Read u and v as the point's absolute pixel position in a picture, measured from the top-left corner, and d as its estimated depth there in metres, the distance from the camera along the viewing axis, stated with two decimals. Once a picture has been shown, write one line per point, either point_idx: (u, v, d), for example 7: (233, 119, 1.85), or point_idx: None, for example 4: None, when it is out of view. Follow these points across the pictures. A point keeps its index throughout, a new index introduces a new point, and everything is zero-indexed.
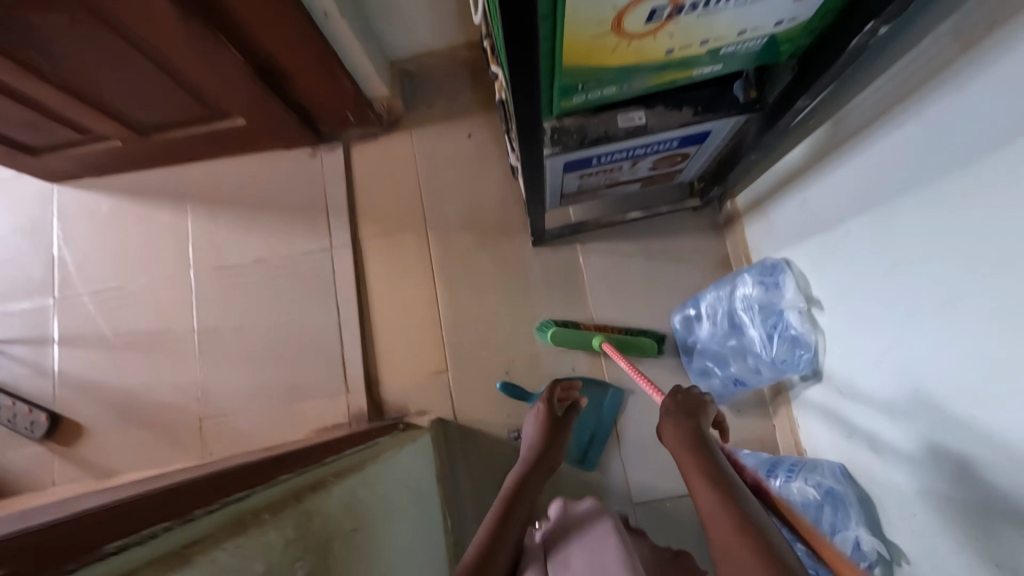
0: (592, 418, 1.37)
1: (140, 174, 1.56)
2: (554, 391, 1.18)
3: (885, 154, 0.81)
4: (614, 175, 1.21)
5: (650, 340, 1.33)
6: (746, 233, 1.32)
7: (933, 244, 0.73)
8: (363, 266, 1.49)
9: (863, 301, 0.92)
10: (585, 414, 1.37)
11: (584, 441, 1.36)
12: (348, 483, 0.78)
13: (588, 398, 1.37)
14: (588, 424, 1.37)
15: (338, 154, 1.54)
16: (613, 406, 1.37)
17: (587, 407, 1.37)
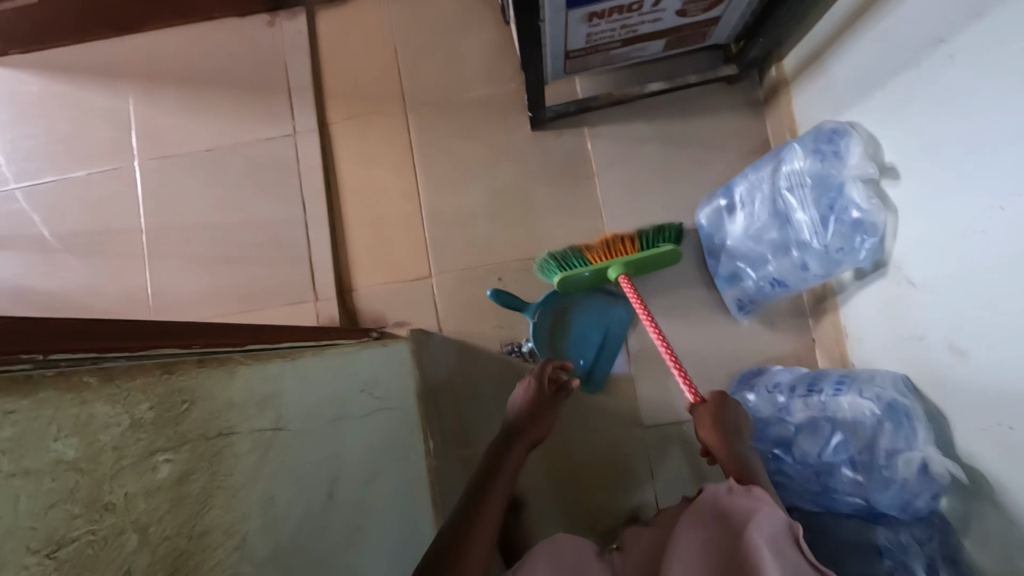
0: (598, 332, 1.17)
1: (70, 47, 1.33)
2: (551, 365, 1.02)
3: (914, 24, 0.73)
4: (633, 19, 0.95)
5: (673, 248, 0.99)
6: (793, 103, 1.07)
7: (984, 94, 0.63)
8: (332, 155, 1.27)
9: (935, 174, 0.74)
10: (590, 328, 1.17)
11: (589, 358, 1.17)
12: (270, 369, 0.59)
13: (593, 309, 1.17)
14: (594, 340, 1.17)
15: (299, 22, 1.29)
16: (622, 318, 1.17)
17: (593, 319, 1.17)
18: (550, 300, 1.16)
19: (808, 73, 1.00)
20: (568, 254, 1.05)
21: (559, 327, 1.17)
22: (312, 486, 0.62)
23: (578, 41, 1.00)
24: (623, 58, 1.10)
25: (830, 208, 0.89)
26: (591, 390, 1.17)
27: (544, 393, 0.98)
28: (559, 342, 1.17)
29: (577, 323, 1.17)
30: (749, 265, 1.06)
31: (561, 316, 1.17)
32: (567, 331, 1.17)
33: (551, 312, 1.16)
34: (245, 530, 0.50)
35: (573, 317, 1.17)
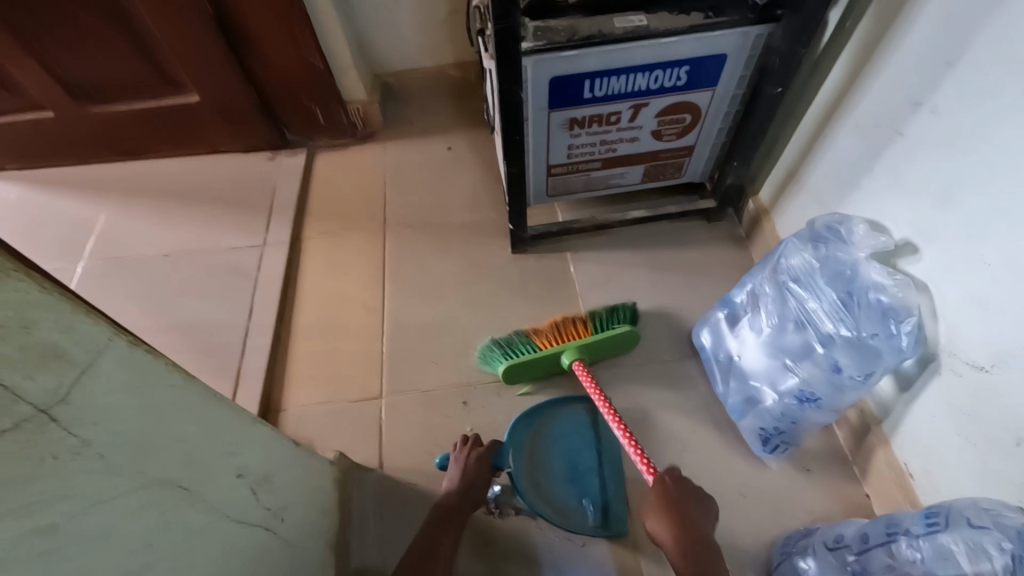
0: (590, 455, 0.91)
1: (70, 167, 1.37)
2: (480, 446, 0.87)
3: (887, 103, 0.75)
4: (612, 135, 1.00)
5: (624, 330, 0.94)
6: (777, 228, 1.06)
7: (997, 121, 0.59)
8: (298, 266, 1.19)
9: (963, 226, 0.65)
10: (577, 451, 0.91)
11: (597, 492, 0.88)
12: (89, 323, 0.37)
13: (572, 427, 0.93)
14: (589, 465, 0.90)
15: (299, 158, 1.36)
16: (610, 427, 0.93)
17: (575, 440, 0.92)
18: (519, 440, 0.90)
19: (787, 193, 1.01)
20: (515, 340, 0.98)
21: (542, 469, 0.89)
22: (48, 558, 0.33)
23: (559, 154, 1.02)
24: (604, 183, 1.12)
25: (848, 291, 0.76)
26: (620, 534, 0.85)
27: (489, 467, 0.85)
28: (551, 488, 0.88)
29: (559, 452, 0.91)
30: (766, 384, 0.86)
31: (537, 455, 0.90)
32: (554, 469, 0.89)
33: (526, 454, 0.89)
34: None
35: (552, 447, 0.91)
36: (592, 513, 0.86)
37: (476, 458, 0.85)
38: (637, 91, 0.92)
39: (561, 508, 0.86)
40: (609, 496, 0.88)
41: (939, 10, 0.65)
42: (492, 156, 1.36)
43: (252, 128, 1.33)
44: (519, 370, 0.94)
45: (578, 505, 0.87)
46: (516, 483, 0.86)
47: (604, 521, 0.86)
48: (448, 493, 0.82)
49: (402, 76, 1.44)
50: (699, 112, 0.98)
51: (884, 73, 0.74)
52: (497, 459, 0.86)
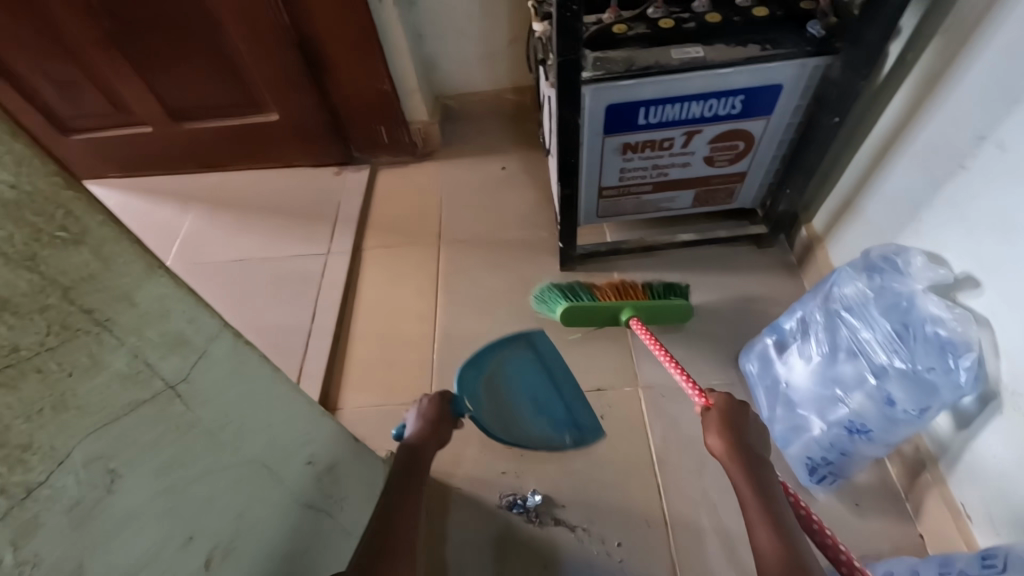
0: (546, 379, 0.87)
1: (162, 177, 1.52)
2: (436, 395, 0.74)
3: (949, 135, 0.74)
4: (665, 160, 1.03)
5: (683, 303, 1.01)
6: (831, 256, 1.05)
7: None
8: (358, 275, 1.26)
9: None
10: (532, 379, 0.86)
11: (563, 412, 0.86)
12: (206, 315, 0.43)
13: (517, 359, 0.86)
14: (549, 390, 0.86)
15: (363, 174, 1.46)
16: (553, 349, 0.88)
17: (526, 369, 0.86)
18: (471, 388, 0.79)
19: (842, 221, 1.01)
20: (576, 287, 1.05)
21: (506, 408, 0.81)
22: (168, 515, 0.39)
23: (612, 176, 1.06)
24: (654, 206, 1.15)
25: (904, 322, 0.75)
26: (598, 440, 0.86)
27: (445, 415, 0.73)
28: (520, 424, 0.82)
29: (513, 384, 0.84)
30: (814, 413, 0.85)
31: (496, 396, 0.81)
32: (515, 403, 0.83)
33: (483, 399, 0.79)
34: (28, 478, 0.28)
35: (505, 383, 0.83)
36: (566, 433, 0.85)
37: (431, 404, 0.73)
38: (691, 118, 0.94)
39: (535, 437, 0.82)
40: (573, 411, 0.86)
41: (1004, 47, 0.65)
42: (543, 177, 1.41)
43: (323, 145, 1.43)
44: (581, 314, 1.02)
45: (550, 429, 0.84)
46: (487, 431, 0.77)
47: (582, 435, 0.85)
48: (408, 441, 0.68)
49: (462, 99, 1.52)
50: (753, 140, 1.00)
51: (946, 105, 0.74)
52: (455, 407, 0.75)
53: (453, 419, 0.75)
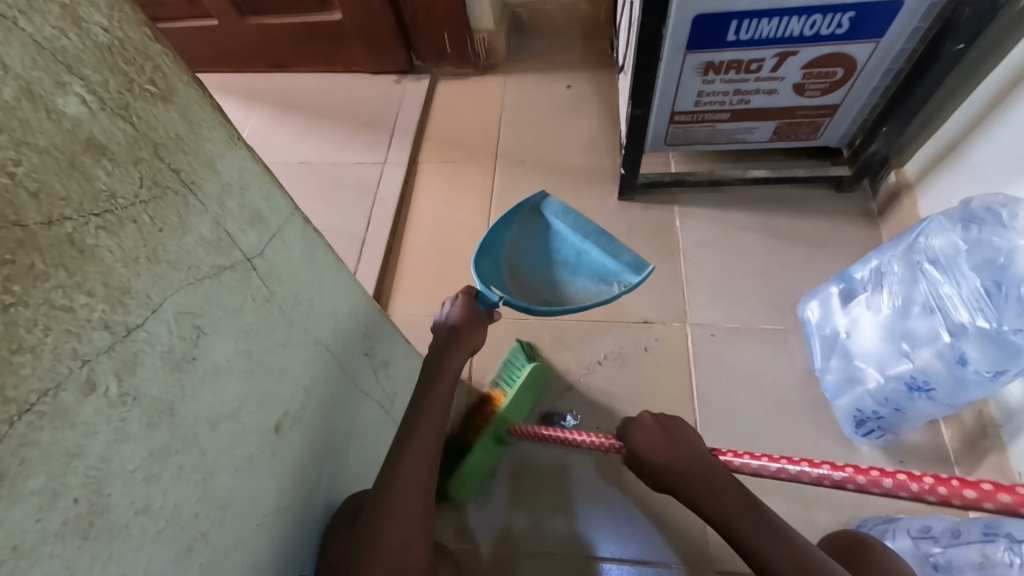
0: (567, 237, 0.81)
1: (227, 74, 1.53)
2: (463, 294, 0.73)
3: None
4: (749, 85, 0.94)
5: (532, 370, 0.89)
6: (919, 205, 0.96)
7: None
8: (413, 187, 1.26)
9: None
10: (553, 247, 0.82)
11: (601, 260, 0.79)
12: (280, 195, 0.44)
13: (529, 235, 0.82)
14: (572, 247, 0.81)
15: (424, 84, 1.41)
16: (563, 208, 0.82)
17: (541, 241, 0.82)
18: (494, 276, 0.77)
19: (940, 167, 0.91)
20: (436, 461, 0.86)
21: (538, 287, 0.80)
22: (243, 377, 0.41)
23: (687, 100, 0.98)
24: (728, 137, 1.07)
25: (996, 279, 0.69)
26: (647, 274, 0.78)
27: (476, 312, 0.73)
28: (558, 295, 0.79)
29: (534, 260, 0.81)
30: (872, 366, 0.82)
31: (520, 278, 0.79)
32: (543, 278, 0.80)
33: (510, 285, 0.78)
34: (128, 319, 0.30)
35: (526, 262, 0.81)
36: (613, 280, 0.79)
37: (459, 301, 0.72)
38: (788, 37, 0.85)
39: (581, 296, 0.79)
40: (610, 256, 0.79)
41: None
42: (612, 100, 1.33)
43: (384, 50, 1.39)
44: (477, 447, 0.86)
45: (594, 284, 0.80)
46: (529, 309, 0.72)
47: (627, 276, 0.78)
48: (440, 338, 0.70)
49: (532, 8, 1.42)
50: (855, 67, 0.89)
51: None
52: (484, 299, 0.73)
53: (487, 314, 0.74)
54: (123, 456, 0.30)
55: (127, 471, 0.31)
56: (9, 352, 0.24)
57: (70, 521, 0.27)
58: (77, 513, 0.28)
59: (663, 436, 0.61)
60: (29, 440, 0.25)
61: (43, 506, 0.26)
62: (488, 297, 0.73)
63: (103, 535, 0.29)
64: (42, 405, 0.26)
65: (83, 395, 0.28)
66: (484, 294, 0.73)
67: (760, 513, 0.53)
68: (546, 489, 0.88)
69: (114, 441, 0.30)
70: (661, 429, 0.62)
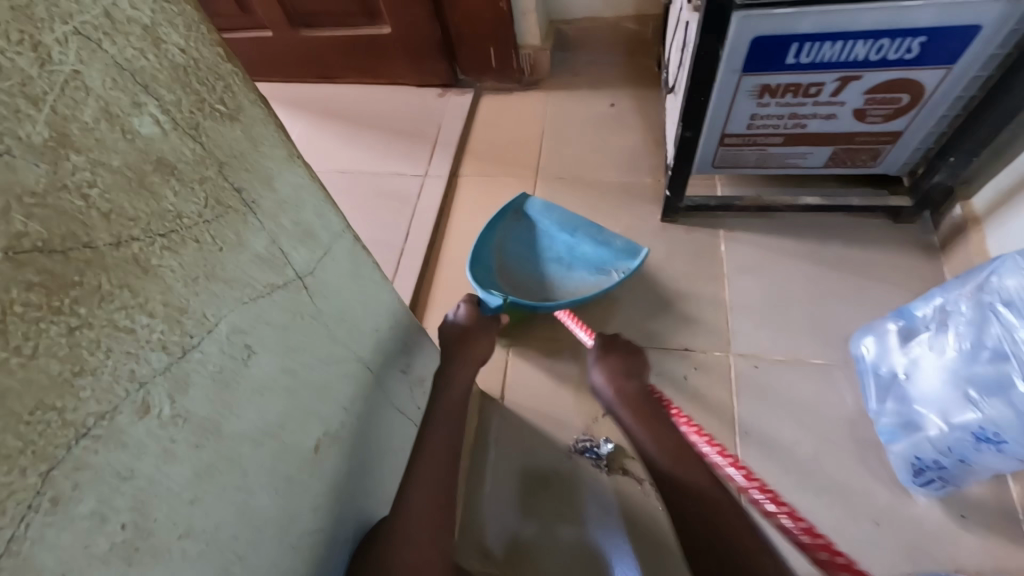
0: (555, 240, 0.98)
1: (276, 83, 1.57)
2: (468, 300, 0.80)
3: None
4: (806, 108, 0.91)
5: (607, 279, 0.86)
6: (987, 241, 0.90)
7: None
8: (451, 200, 1.26)
9: None
10: (544, 247, 1.00)
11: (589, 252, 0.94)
12: (332, 212, 0.43)
13: (519, 236, 1.00)
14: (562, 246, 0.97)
15: (466, 98, 1.42)
16: (545, 212, 1.00)
17: (531, 242, 0.99)
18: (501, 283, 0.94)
19: (1013, 202, 0.86)
20: None
21: (537, 287, 0.96)
22: (287, 396, 0.41)
23: (739, 123, 0.95)
24: (779, 162, 1.03)
25: None
26: (636, 255, 0.93)
27: (481, 316, 0.79)
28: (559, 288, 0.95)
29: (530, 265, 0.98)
30: (933, 411, 0.76)
31: (522, 282, 0.96)
32: (540, 280, 0.97)
33: (515, 290, 0.94)
34: (184, 339, 0.30)
35: (523, 267, 0.98)
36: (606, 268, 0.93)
37: (465, 305, 0.79)
38: (852, 61, 0.81)
39: (577, 287, 0.94)
40: (598, 248, 0.94)
41: None
42: (656, 118, 1.31)
43: (430, 64, 1.40)
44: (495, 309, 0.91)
45: (589, 275, 0.94)
46: (536, 308, 0.88)
47: (620, 261, 0.92)
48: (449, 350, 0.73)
49: (578, 24, 1.41)
50: (923, 93, 0.85)
51: None
52: (487, 304, 0.81)
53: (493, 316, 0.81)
54: (171, 478, 0.30)
55: (174, 494, 0.30)
56: (71, 375, 0.24)
57: (117, 546, 0.27)
58: (124, 538, 0.27)
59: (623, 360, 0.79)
60: (82, 464, 0.25)
61: (92, 532, 0.25)
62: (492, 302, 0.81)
63: (148, 559, 0.29)
64: (98, 428, 0.25)
65: (138, 417, 0.27)
66: (486, 300, 0.81)
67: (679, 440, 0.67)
68: (576, 517, 0.84)
69: (162, 463, 0.29)
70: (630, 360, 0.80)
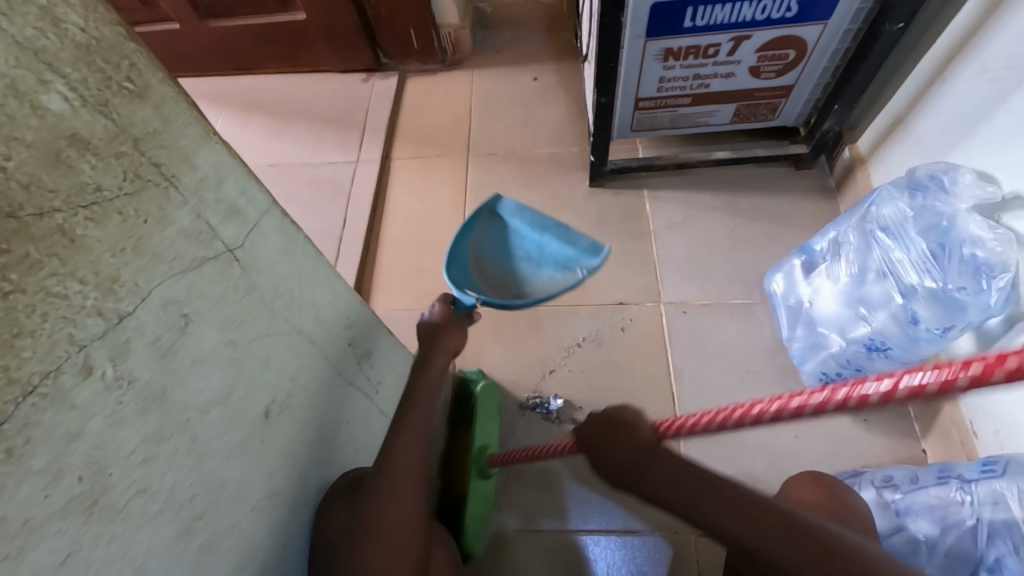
0: (526, 234, 0.78)
1: (191, 79, 1.51)
2: (441, 300, 0.74)
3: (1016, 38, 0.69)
4: (707, 68, 0.97)
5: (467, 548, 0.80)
6: (871, 178, 1.01)
7: None
8: (386, 183, 1.27)
9: None
10: (511, 249, 0.79)
11: (562, 250, 0.77)
12: (257, 188, 0.45)
13: (486, 239, 0.79)
14: (531, 242, 0.78)
15: (391, 81, 1.42)
16: (518, 206, 0.79)
17: (500, 245, 0.79)
18: (463, 278, 0.75)
19: (889, 141, 0.96)
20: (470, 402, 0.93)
21: (505, 284, 0.77)
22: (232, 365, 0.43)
23: (649, 86, 1.01)
24: (691, 121, 1.11)
25: (940, 242, 0.74)
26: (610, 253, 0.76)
27: (454, 314, 0.73)
28: (527, 288, 0.76)
29: (501, 259, 0.79)
30: (834, 331, 0.86)
31: (487, 277, 0.77)
32: (507, 275, 0.78)
33: (479, 286, 0.75)
34: (119, 307, 0.32)
35: (490, 260, 0.79)
36: (576, 266, 0.76)
37: (438, 306, 0.73)
38: (741, 22, 0.89)
39: (549, 287, 0.76)
40: (570, 245, 0.76)
41: None
42: (578, 89, 1.36)
43: (350, 48, 1.39)
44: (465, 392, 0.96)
45: (559, 273, 0.76)
46: (506, 306, 0.70)
47: (589, 260, 0.76)
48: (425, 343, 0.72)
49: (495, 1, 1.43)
50: (805, 48, 0.94)
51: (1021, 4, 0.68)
52: (461, 304, 0.73)
53: (467, 316, 0.74)
54: (122, 438, 0.32)
55: (126, 454, 0.32)
56: (11, 336, 0.25)
57: (74, 499, 0.29)
58: (81, 492, 0.29)
59: (612, 432, 0.54)
60: (33, 421, 0.27)
61: (50, 484, 0.28)
62: (466, 300, 0.73)
63: (107, 514, 0.31)
64: (44, 387, 0.27)
65: (81, 378, 0.29)
66: (460, 299, 0.72)
67: (743, 502, 0.47)
68: (534, 471, 0.90)
69: (110, 423, 0.31)
70: (609, 416, 0.55)
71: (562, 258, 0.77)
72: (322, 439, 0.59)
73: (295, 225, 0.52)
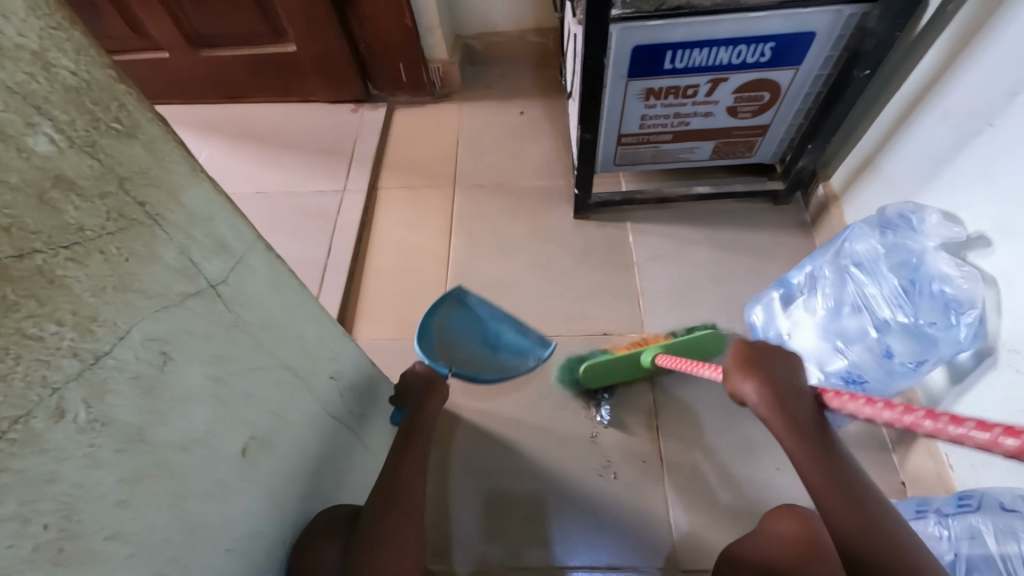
0: (484, 322, 0.85)
1: (180, 107, 1.52)
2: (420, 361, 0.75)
3: (975, 89, 0.74)
4: (687, 107, 1.01)
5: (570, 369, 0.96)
6: (845, 215, 1.05)
7: None
8: (373, 212, 1.28)
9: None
10: (469, 331, 0.84)
11: (515, 338, 0.85)
12: (243, 222, 0.45)
13: (447, 320, 0.83)
14: (489, 329, 0.85)
15: (381, 112, 1.44)
16: (478, 296, 0.85)
17: (461, 328, 0.84)
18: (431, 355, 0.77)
19: (860, 179, 1.00)
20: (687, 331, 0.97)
21: (468, 363, 0.81)
22: (212, 401, 0.42)
23: (632, 123, 1.05)
24: (672, 157, 1.14)
25: (911, 278, 0.77)
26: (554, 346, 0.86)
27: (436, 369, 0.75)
28: (488, 370, 0.82)
29: (463, 339, 0.83)
30: (814, 365, 0.87)
31: (450, 354, 0.80)
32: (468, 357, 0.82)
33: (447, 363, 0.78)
34: (97, 346, 0.31)
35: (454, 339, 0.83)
36: (527, 356, 0.85)
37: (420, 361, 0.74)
38: (718, 65, 0.92)
39: (507, 369, 0.83)
40: (522, 335, 0.86)
41: None
42: (564, 123, 1.39)
43: (341, 81, 1.41)
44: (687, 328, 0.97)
45: (513, 359, 0.85)
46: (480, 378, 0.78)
47: (538, 351, 0.85)
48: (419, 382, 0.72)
49: (484, 39, 1.48)
50: (780, 91, 0.98)
51: (978, 57, 0.73)
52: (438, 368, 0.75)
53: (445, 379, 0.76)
54: (95, 482, 0.31)
55: (99, 497, 0.32)
56: None
57: (42, 547, 0.28)
58: (48, 539, 0.29)
59: (764, 360, 0.61)
60: (2, 466, 0.26)
61: (17, 532, 0.27)
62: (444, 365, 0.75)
63: (75, 562, 0.30)
64: (15, 431, 0.27)
65: (54, 421, 0.29)
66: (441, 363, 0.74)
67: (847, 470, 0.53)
68: (520, 510, 0.89)
69: (85, 466, 0.31)
70: (791, 386, 0.58)
71: (517, 341, 0.85)
72: (303, 477, 0.57)
73: (280, 260, 0.52)
